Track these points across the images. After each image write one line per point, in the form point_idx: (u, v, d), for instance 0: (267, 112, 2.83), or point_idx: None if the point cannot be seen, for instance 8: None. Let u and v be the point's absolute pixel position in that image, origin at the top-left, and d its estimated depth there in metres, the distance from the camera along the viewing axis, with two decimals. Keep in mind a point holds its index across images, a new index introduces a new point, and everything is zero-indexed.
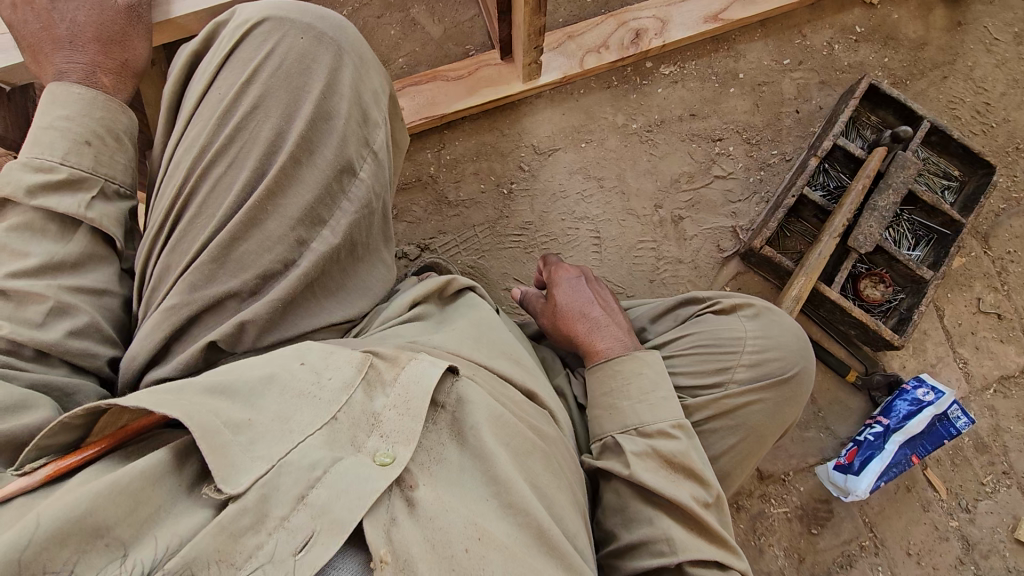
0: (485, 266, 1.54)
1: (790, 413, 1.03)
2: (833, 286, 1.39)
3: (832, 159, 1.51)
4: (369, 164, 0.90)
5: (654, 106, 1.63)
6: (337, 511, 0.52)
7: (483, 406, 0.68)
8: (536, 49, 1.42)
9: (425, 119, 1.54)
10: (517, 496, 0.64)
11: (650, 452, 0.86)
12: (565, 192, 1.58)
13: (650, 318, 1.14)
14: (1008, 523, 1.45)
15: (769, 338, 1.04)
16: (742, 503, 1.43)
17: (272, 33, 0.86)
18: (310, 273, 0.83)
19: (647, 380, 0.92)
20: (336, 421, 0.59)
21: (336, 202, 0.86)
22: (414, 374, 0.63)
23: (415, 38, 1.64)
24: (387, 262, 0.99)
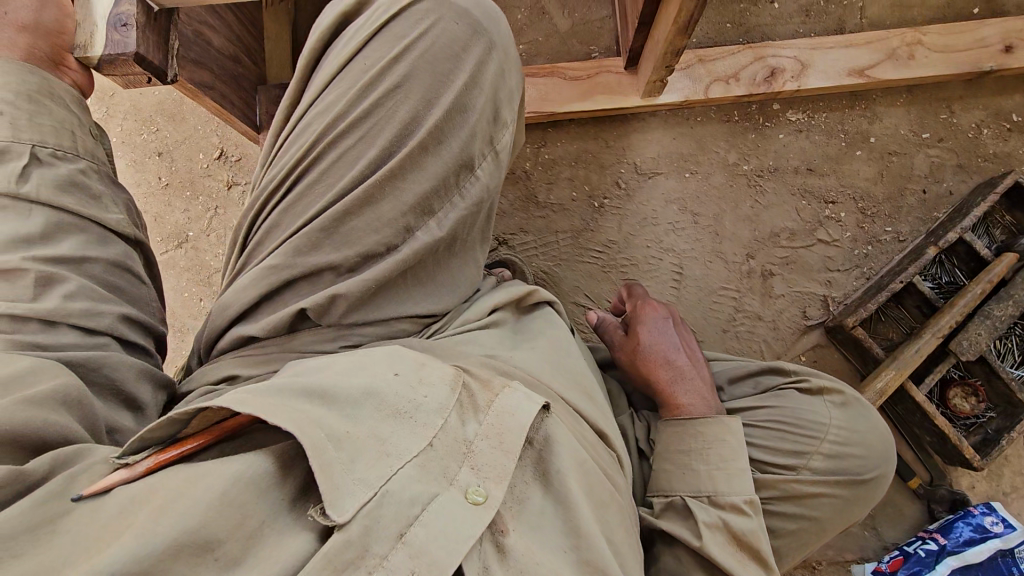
0: (558, 274, 1.50)
1: (859, 514, 0.97)
2: (921, 387, 1.29)
3: (952, 252, 1.40)
4: (488, 163, 0.90)
5: (770, 151, 1.54)
6: (437, 553, 0.49)
7: (569, 449, 0.67)
8: (666, 68, 1.34)
9: (534, 113, 1.51)
10: (596, 556, 0.61)
11: (721, 526, 0.82)
12: (657, 219, 1.52)
13: (729, 378, 1.07)
14: None
15: (854, 432, 0.97)
16: None
17: (430, 14, 0.86)
18: (410, 258, 0.82)
19: (729, 449, 0.87)
20: (431, 447, 0.56)
21: (449, 195, 0.86)
22: (507, 406, 0.61)
23: (541, 28, 1.60)
24: (477, 262, 0.98)
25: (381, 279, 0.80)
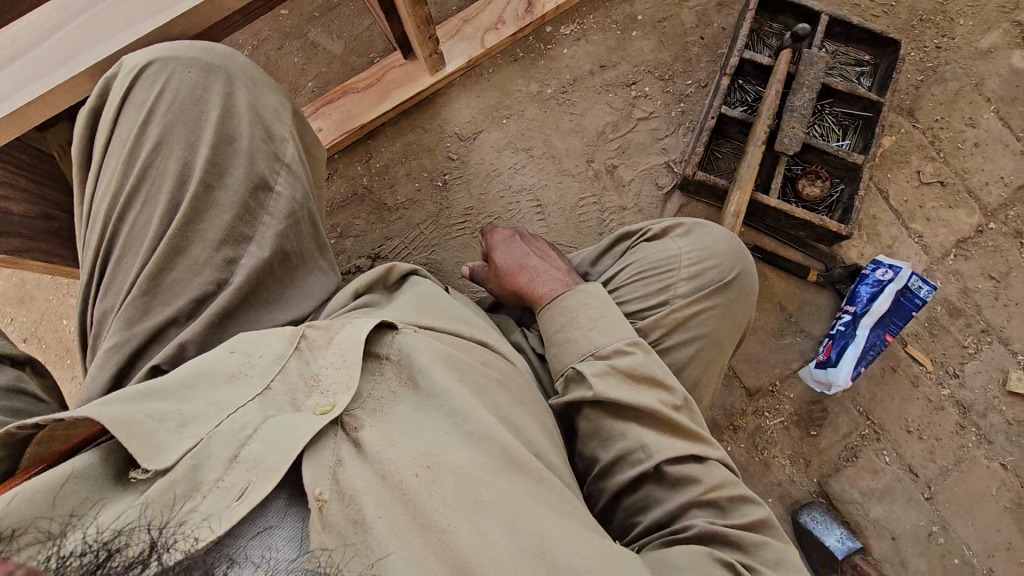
0: (438, 260, 1.56)
1: (744, 315, 1.06)
2: (771, 195, 1.42)
3: (744, 74, 1.55)
4: (283, 176, 0.94)
5: (563, 67, 1.66)
6: (272, 458, 0.61)
7: (428, 351, 0.79)
8: (433, 38, 1.47)
9: (346, 134, 1.56)
10: (476, 423, 0.74)
11: (612, 368, 0.89)
12: (498, 169, 1.61)
13: (591, 262, 1.20)
14: (998, 378, 1.48)
15: (703, 250, 1.07)
16: (738, 423, 1.45)
17: (161, 73, 0.90)
18: (243, 285, 0.86)
19: (594, 309, 0.96)
20: (270, 389, 0.69)
21: (256, 217, 0.90)
22: (348, 334, 0.75)
23: (318, 60, 1.67)
24: (325, 269, 1.00)
25: (219, 312, 0.84)
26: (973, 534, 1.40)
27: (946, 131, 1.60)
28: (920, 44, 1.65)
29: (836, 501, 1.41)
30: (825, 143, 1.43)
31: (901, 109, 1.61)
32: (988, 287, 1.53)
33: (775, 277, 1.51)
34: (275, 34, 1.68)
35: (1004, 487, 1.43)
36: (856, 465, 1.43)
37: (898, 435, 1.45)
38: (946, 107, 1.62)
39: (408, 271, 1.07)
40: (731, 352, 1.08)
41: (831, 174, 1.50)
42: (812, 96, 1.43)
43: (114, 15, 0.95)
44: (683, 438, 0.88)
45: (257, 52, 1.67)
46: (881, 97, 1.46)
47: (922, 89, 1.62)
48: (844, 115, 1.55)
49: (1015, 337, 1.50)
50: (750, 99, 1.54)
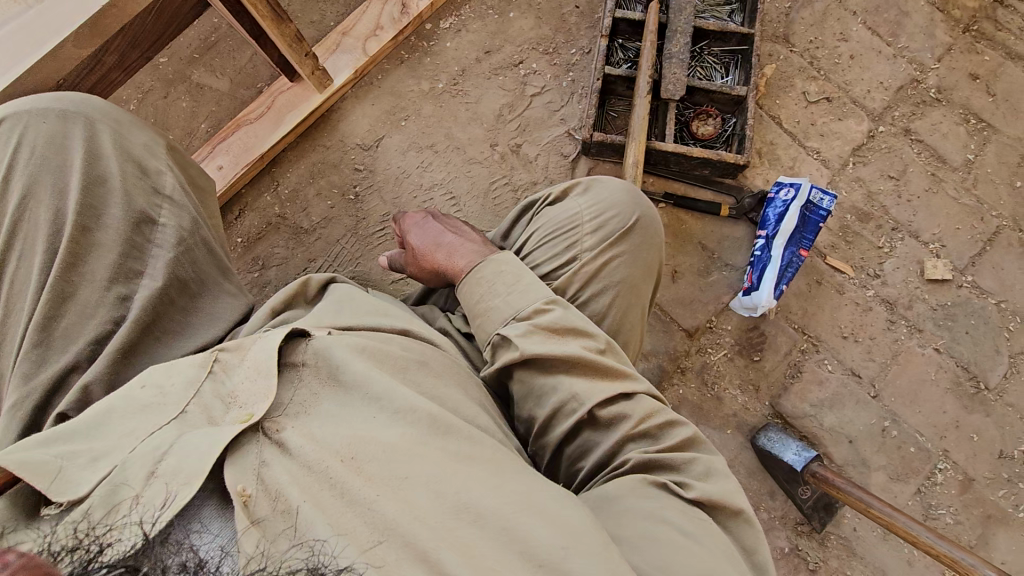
0: (364, 270, 1.56)
1: (651, 259, 1.08)
2: (667, 141, 1.46)
3: (620, 32, 1.60)
4: (167, 209, 0.92)
5: (449, 60, 1.68)
6: (190, 465, 0.54)
7: (344, 344, 0.70)
8: (310, 54, 1.47)
9: (247, 166, 1.55)
10: (400, 400, 0.66)
11: (534, 323, 0.86)
12: (406, 171, 1.62)
13: (503, 237, 1.19)
14: (916, 270, 1.54)
15: (602, 202, 1.08)
16: (684, 365, 1.48)
17: (14, 127, 0.90)
18: (141, 317, 0.84)
19: (509, 273, 0.92)
20: (187, 412, 0.61)
21: (145, 251, 0.89)
22: (260, 347, 0.66)
23: (207, 99, 1.66)
24: (232, 292, 0.98)
25: (120, 349, 0.81)
26: (922, 421, 1.47)
27: (822, 50, 1.67)
28: None
29: (791, 418, 1.46)
30: (708, 82, 1.48)
31: (777, 37, 1.68)
32: (889, 187, 1.59)
33: (692, 219, 1.55)
34: (158, 83, 1.66)
35: (940, 370, 1.49)
36: (802, 380, 1.48)
37: (836, 342, 1.50)
38: (817, 27, 1.69)
39: (328, 281, 1.01)
40: (649, 296, 1.10)
41: (721, 110, 1.55)
42: (686, 40, 1.48)
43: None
44: (615, 377, 0.84)
45: (143, 104, 1.65)
46: (752, 30, 1.52)
47: (792, 15, 1.69)
48: (723, 53, 1.61)
49: (923, 228, 1.57)
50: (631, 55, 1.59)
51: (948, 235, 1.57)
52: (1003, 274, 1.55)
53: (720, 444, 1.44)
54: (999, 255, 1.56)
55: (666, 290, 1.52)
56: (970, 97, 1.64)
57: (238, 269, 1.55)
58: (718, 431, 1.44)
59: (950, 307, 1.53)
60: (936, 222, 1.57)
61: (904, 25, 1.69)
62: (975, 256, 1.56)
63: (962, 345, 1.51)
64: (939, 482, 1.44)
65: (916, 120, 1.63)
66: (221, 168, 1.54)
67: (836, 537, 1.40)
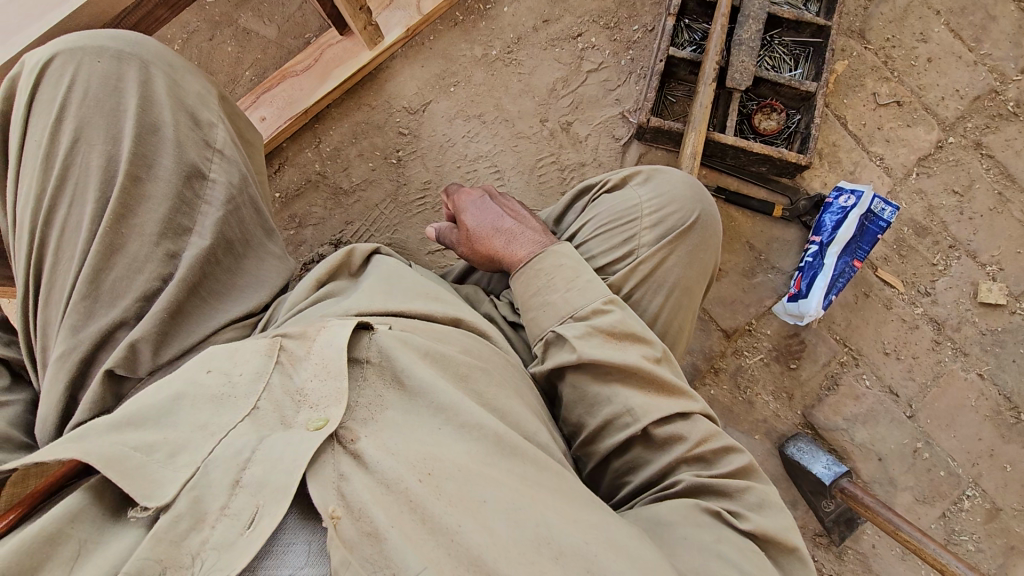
0: (401, 238, 1.53)
1: (710, 258, 1.02)
2: (728, 134, 1.40)
3: (690, 13, 1.52)
4: (217, 163, 0.89)
5: (505, 26, 1.61)
6: (277, 479, 0.53)
7: (409, 346, 0.69)
8: (365, 8, 1.41)
9: (290, 120, 1.51)
10: (467, 416, 0.65)
11: (591, 322, 0.83)
12: (451, 139, 1.57)
13: (556, 221, 1.15)
14: (969, 291, 1.49)
15: (663, 195, 1.02)
16: (718, 366, 1.45)
17: (67, 64, 0.85)
18: (188, 277, 0.81)
19: (569, 269, 0.88)
20: (258, 408, 0.59)
21: (194, 208, 0.85)
22: (327, 339, 0.65)
23: (253, 46, 1.60)
24: (276, 254, 0.96)
25: (167, 309, 0.78)
26: (956, 446, 1.44)
27: (898, 50, 1.58)
28: None
29: (822, 430, 1.43)
30: (778, 74, 1.40)
31: (852, 32, 1.59)
32: (953, 202, 1.53)
33: (742, 217, 1.50)
34: (204, 24, 1.61)
35: (981, 396, 1.45)
36: (838, 393, 1.44)
37: (877, 358, 1.46)
38: (896, 25, 1.59)
39: (372, 252, 0.99)
40: (703, 296, 1.05)
41: (787, 106, 1.47)
42: (759, 28, 1.39)
43: (34, 4, 0.93)
44: (672, 392, 0.82)
45: (188, 46, 1.60)
46: (829, 22, 1.43)
47: (871, 9, 1.59)
48: (794, 45, 1.52)
49: (982, 248, 1.51)
50: (698, 38, 1.51)
51: (1008, 258, 1.50)
52: None
53: (747, 448, 1.42)
54: None
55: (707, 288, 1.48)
56: None
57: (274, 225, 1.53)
58: (746, 435, 1.42)
59: (1000, 333, 1.48)
60: (996, 243, 1.51)
61: (989, 30, 1.59)
62: None
63: (1007, 373, 1.46)
64: (966, 508, 1.41)
65: (989, 134, 1.55)
66: (263, 120, 1.51)
67: (853, 551, 1.39)
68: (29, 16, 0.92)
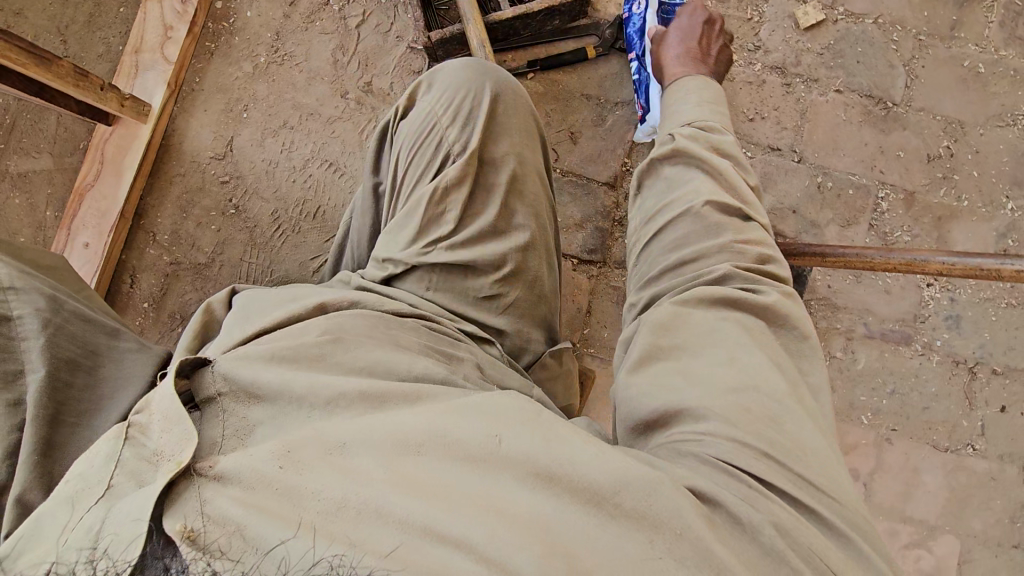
0: (281, 274, 1.49)
1: (518, 120, 1.12)
2: (505, 10, 1.38)
3: None
4: (16, 297, 0.79)
5: (259, 29, 1.54)
6: (127, 538, 0.47)
7: (250, 358, 0.68)
8: (107, 86, 1.34)
9: (113, 230, 1.44)
10: (325, 390, 0.64)
11: (703, 137, 0.85)
12: (272, 160, 1.52)
13: (376, 167, 1.18)
14: (791, 25, 1.52)
15: (447, 90, 1.10)
16: (618, 216, 1.47)
17: None
18: (41, 410, 0.73)
19: (694, 94, 0.91)
20: (115, 485, 0.53)
21: (14, 348, 0.76)
22: (162, 393, 0.59)
23: (38, 184, 1.51)
24: (136, 348, 0.88)
25: (34, 450, 0.70)
26: (850, 162, 1.49)
27: None
28: None
29: None
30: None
31: None
32: None
33: (565, 76, 1.50)
34: None
35: (849, 107, 1.50)
36: None
37: (746, 128, 1.49)
38: None
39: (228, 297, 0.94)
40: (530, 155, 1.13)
41: None
42: None
43: None
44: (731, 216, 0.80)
45: None
46: None
47: None
48: None
49: None
50: None
51: None
52: None
53: None
54: None
55: (571, 154, 1.48)
56: None
57: (161, 332, 1.48)
58: None
59: (835, 45, 1.52)
60: None
61: None
62: None
63: (859, 75, 1.51)
64: (886, 208, 1.48)
65: None
66: (88, 245, 1.44)
67: (816, 300, 1.45)
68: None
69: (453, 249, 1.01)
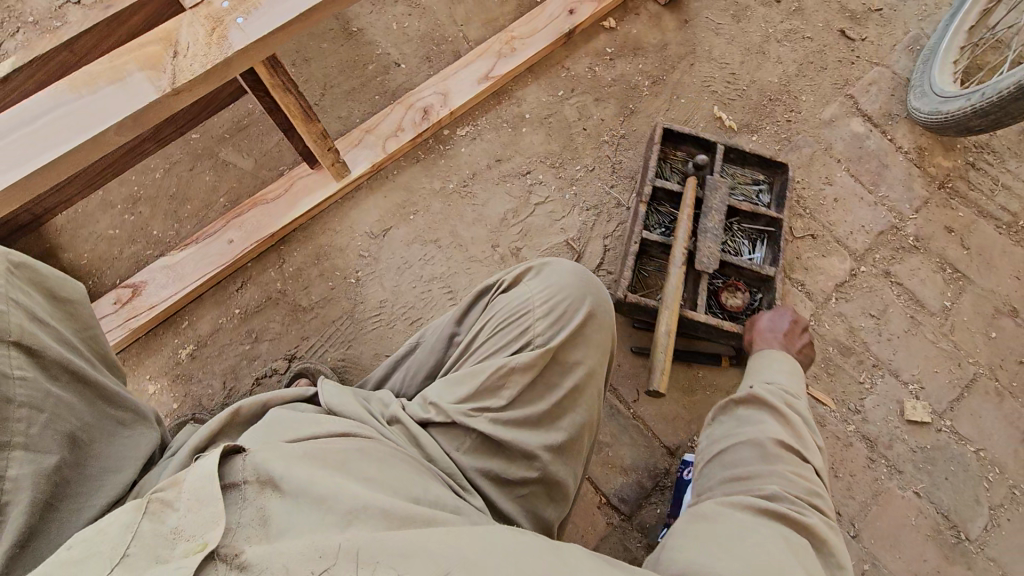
0: (354, 354, 1.59)
1: (601, 338, 1.12)
2: (698, 311, 1.50)
3: (658, 200, 1.68)
4: (23, 359, 0.66)
5: (462, 163, 1.78)
6: None
7: (280, 455, 0.73)
8: (333, 149, 1.55)
9: (256, 243, 1.62)
10: (347, 504, 0.68)
11: (780, 391, 1.01)
12: (409, 262, 1.68)
13: (456, 321, 1.18)
14: (896, 409, 1.57)
15: (552, 287, 1.12)
16: (662, 482, 1.50)
17: None
18: (36, 498, 0.63)
19: (773, 368, 1.10)
20: (129, 556, 0.59)
21: (7, 417, 0.63)
22: (197, 475, 0.66)
23: (230, 176, 1.75)
24: (136, 421, 0.81)
25: (14, 544, 0.60)
26: (903, 567, 1.43)
27: (808, 191, 1.80)
28: (772, 119, 1.88)
29: None
30: (739, 260, 1.56)
31: None
32: (871, 324, 1.66)
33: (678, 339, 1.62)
34: (187, 156, 1.76)
35: (921, 515, 1.48)
36: None
37: None
38: (806, 169, 1.83)
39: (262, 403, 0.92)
40: (605, 370, 1.14)
41: (749, 284, 1.62)
42: (722, 219, 1.55)
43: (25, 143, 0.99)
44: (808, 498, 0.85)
45: (169, 175, 1.74)
46: (780, 215, 1.62)
47: (782, 156, 1.83)
48: (752, 230, 1.70)
49: (903, 368, 1.62)
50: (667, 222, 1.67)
51: (927, 377, 1.61)
52: (981, 420, 1.58)
53: None
54: (977, 402, 1.59)
55: (649, 404, 1.55)
56: (946, 248, 1.75)
57: (231, 340, 1.59)
58: None
59: (929, 450, 1.54)
60: (915, 362, 1.62)
61: (884, 176, 1.83)
62: (954, 401, 1.59)
63: (942, 491, 1.50)
64: None
65: (896, 264, 1.73)
66: (231, 242, 1.62)
67: None
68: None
69: (496, 423, 0.99)
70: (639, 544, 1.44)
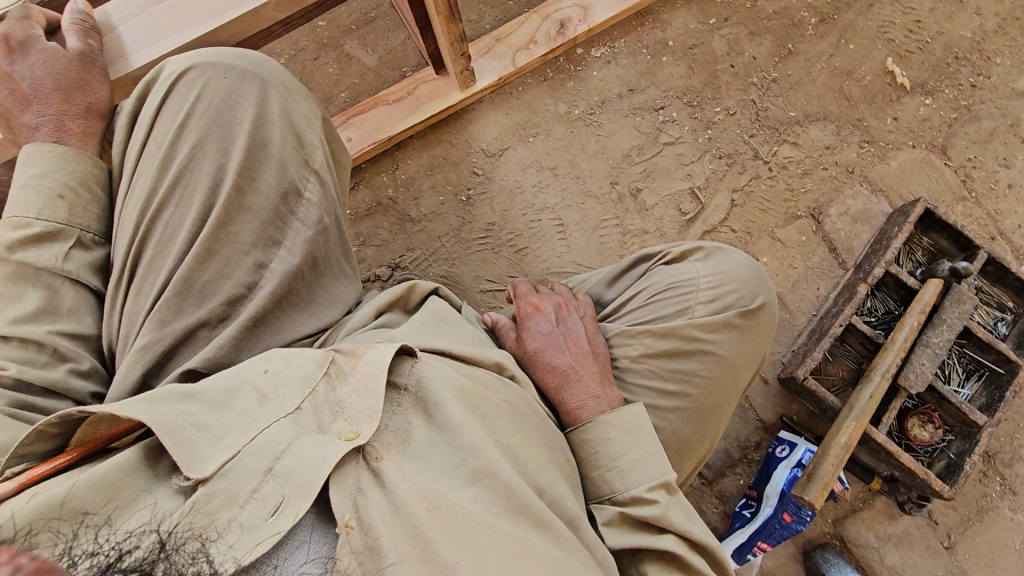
0: (457, 272, 1.58)
1: (760, 340, 1.05)
2: (880, 428, 1.28)
3: (882, 284, 1.42)
4: (314, 185, 0.94)
5: (592, 88, 1.65)
6: (304, 475, 0.59)
7: (445, 380, 0.75)
8: (465, 55, 1.45)
9: (373, 144, 1.57)
10: (482, 463, 0.70)
11: None
12: (521, 186, 1.62)
13: (607, 283, 1.17)
14: None
15: (722, 275, 1.05)
16: (750, 455, 1.46)
17: (200, 77, 0.90)
18: (277, 291, 0.87)
19: None
20: (300, 409, 0.66)
21: (288, 224, 0.90)
22: (372, 359, 0.71)
23: (352, 71, 1.71)
24: (348, 274, 1.02)
25: (252, 318, 0.85)
26: None
27: (978, 171, 1.58)
28: (954, 81, 1.63)
29: (851, 544, 1.39)
30: (951, 393, 1.29)
31: (934, 146, 1.60)
32: None
33: (794, 313, 1.52)
34: (312, 45, 1.72)
35: None
36: (873, 509, 1.41)
37: None
38: (982, 145, 1.60)
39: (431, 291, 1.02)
40: (752, 375, 1.07)
41: (944, 420, 1.37)
42: (952, 337, 1.29)
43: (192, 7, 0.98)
44: None
45: (293, 62, 1.71)
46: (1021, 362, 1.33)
47: (956, 127, 1.60)
48: (971, 359, 1.42)
49: None
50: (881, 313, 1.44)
51: None
52: None
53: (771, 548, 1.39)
54: None
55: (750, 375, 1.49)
56: None
57: None
58: None
59: None
60: None
61: None
62: None
63: None
64: None
65: None
66: (349, 140, 1.56)
67: None
68: (142, 42, 0.97)
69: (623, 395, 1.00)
70: (716, 510, 1.44)
